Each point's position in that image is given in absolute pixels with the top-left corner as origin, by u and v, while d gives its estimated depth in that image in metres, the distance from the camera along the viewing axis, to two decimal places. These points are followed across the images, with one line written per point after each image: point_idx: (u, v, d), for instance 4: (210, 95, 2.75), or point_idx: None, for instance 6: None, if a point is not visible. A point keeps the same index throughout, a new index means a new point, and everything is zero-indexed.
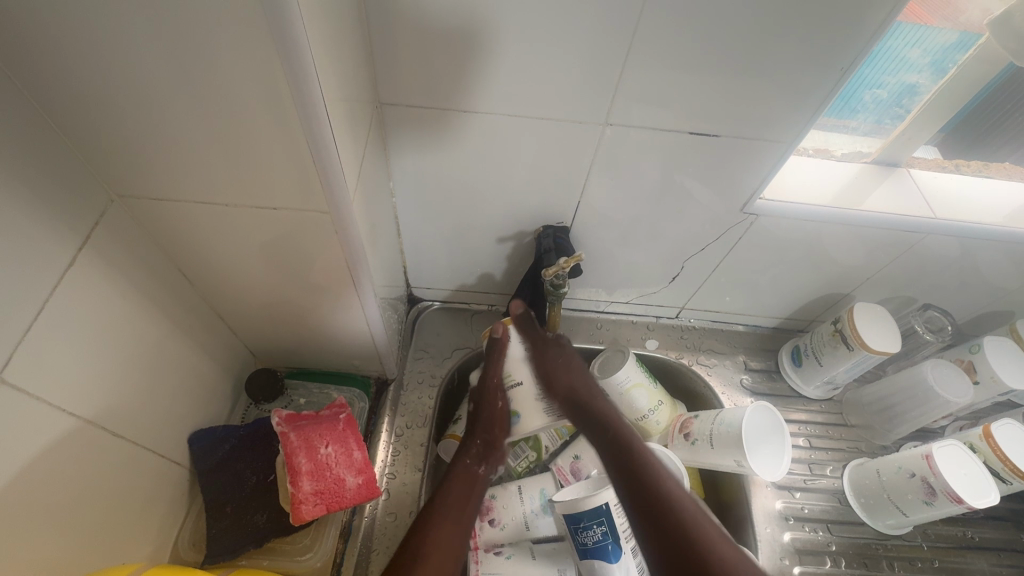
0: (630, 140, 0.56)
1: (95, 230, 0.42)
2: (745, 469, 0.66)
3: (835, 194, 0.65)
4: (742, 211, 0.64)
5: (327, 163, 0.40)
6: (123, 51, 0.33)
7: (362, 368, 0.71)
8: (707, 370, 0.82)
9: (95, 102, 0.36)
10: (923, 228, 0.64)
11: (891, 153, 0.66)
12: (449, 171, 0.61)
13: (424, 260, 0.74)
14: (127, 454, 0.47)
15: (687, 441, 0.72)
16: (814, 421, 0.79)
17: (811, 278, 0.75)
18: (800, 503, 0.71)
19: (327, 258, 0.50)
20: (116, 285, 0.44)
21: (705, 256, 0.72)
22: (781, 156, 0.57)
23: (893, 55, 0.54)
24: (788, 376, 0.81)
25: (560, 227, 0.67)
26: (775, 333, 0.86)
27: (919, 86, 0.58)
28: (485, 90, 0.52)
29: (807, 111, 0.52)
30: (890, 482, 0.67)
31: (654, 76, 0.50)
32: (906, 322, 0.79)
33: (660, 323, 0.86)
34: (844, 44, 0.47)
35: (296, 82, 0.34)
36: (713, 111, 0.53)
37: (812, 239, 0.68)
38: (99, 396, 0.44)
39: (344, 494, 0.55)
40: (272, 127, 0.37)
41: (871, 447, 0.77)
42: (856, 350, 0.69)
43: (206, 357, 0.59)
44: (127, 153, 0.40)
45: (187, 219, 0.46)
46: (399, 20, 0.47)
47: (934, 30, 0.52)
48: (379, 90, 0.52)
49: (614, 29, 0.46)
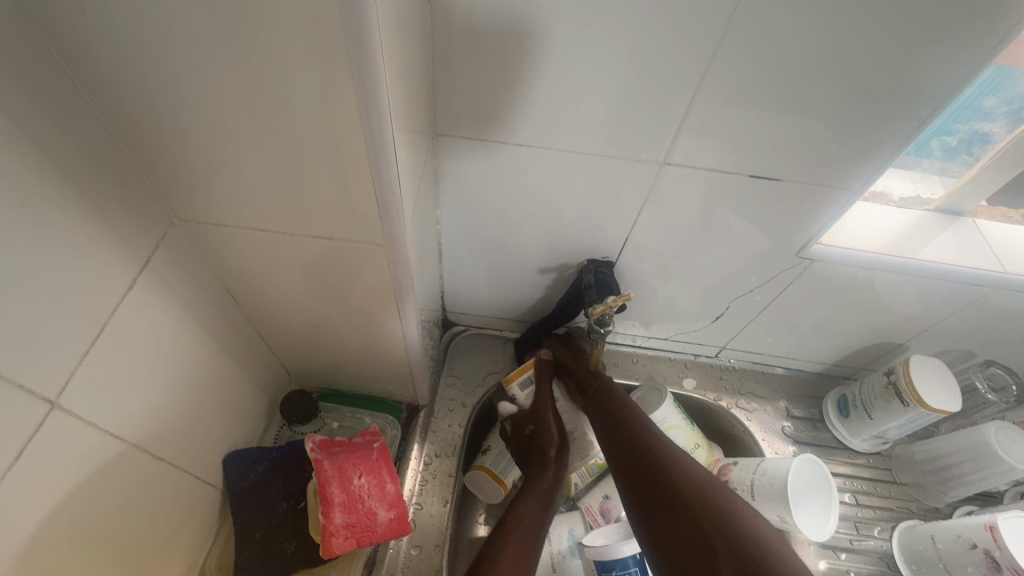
0: (685, 179, 0.55)
1: (156, 253, 0.42)
2: (788, 526, 0.63)
3: (894, 241, 0.62)
4: (797, 255, 0.62)
5: (388, 198, 0.40)
6: (203, 83, 0.34)
7: (395, 393, 0.70)
8: (747, 415, 0.79)
9: (168, 130, 0.37)
10: (990, 283, 0.61)
11: (956, 202, 0.63)
12: (498, 201, 0.60)
13: (463, 286, 0.74)
14: (166, 476, 0.47)
15: (726, 489, 0.69)
16: (860, 476, 0.75)
17: (863, 326, 0.71)
18: (845, 565, 0.67)
19: (375, 286, 0.49)
20: (170, 307, 0.45)
21: (752, 297, 0.70)
22: (845, 202, 0.55)
23: (967, 104, 0.52)
24: (833, 427, 0.77)
25: (603, 262, 0.66)
26: (819, 378, 0.83)
27: (992, 135, 0.55)
28: (541, 124, 0.51)
29: (875, 158, 0.50)
30: (947, 551, 0.62)
31: (718, 117, 0.49)
32: (964, 377, 0.75)
33: (699, 361, 0.83)
34: (921, 94, 0.45)
35: (368, 121, 0.34)
36: (774, 154, 0.51)
37: (867, 287, 0.65)
38: (144, 418, 0.44)
39: (375, 529, 0.53)
40: (337, 162, 0.38)
41: (922, 508, 0.73)
42: (911, 407, 0.65)
43: (247, 376, 0.59)
44: (193, 181, 0.41)
45: (242, 244, 0.46)
46: (464, 54, 0.47)
47: (1014, 79, 0.49)
48: (435, 120, 0.52)
49: (682, 70, 0.46)
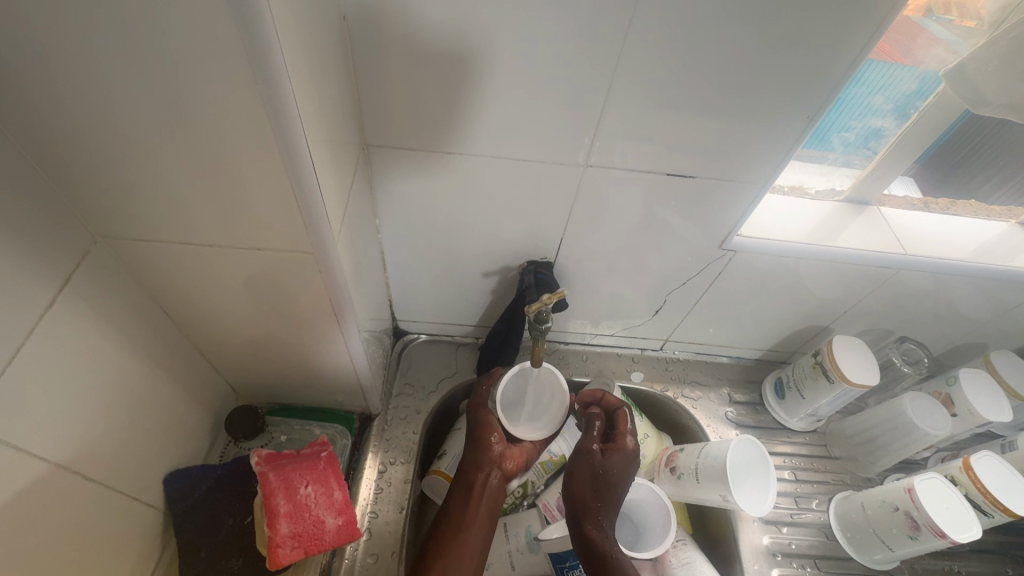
0: (610, 179, 0.58)
1: (78, 270, 0.42)
2: (730, 504, 0.66)
3: (809, 231, 0.67)
4: (720, 247, 0.66)
5: (311, 207, 0.41)
6: (113, 98, 0.34)
7: (346, 403, 0.70)
8: (693, 403, 0.83)
9: (79, 146, 0.37)
10: (896, 265, 0.66)
11: (861, 192, 0.69)
12: (434, 207, 0.62)
13: (410, 294, 0.75)
14: (98, 497, 0.46)
15: (674, 475, 0.71)
16: (799, 454, 0.80)
17: (791, 311, 0.76)
18: (787, 538, 0.71)
19: (312, 295, 0.50)
20: (97, 326, 0.44)
21: (688, 290, 0.73)
22: (757, 194, 0.59)
23: (858, 102, 0.57)
24: (772, 409, 0.82)
25: (542, 262, 0.68)
26: (758, 364, 0.87)
27: (885, 130, 0.61)
28: (469, 133, 0.54)
29: (779, 153, 0.55)
30: (875, 516, 0.67)
31: (632, 121, 0.52)
32: (883, 355, 0.81)
33: (646, 355, 0.86)
34: (808, 91, 0.49)
35: (282, 131, 0.36)
36: (687, 154, 0.55)
37: (790, 274, 0.69)
38: (73, 439, 0.43)
39: (323, 537, 0.54)
40: (259, 171, 0.38)
41: (856, 479, 0.78)
42: (836, 383, 0.70)
43: (186, 394, 0.58)
44: (113, 197, 0.41)
45: (171, 260, 0.46)
46: (387, 68, 0.49)
47: (895, 79, 0.55)
48: (366, 131, 0.54)
49: (592, 77, 0.49)
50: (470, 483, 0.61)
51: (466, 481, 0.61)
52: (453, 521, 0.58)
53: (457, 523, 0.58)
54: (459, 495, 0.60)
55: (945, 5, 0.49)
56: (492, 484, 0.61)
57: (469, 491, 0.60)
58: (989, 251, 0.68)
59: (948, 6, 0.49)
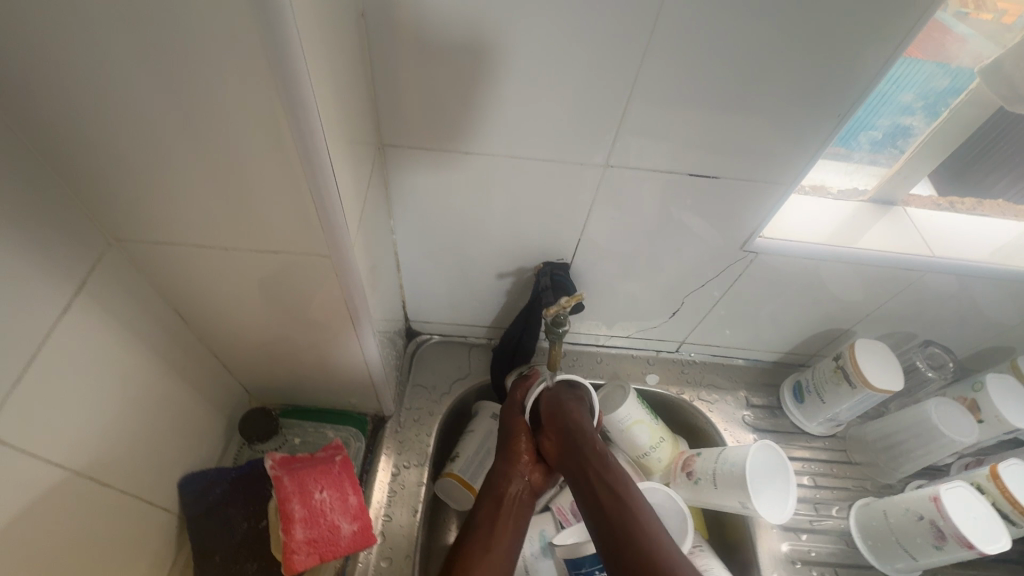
0: (630, 179, 0.57)
1: (93, 274, 0.42)
2: (749, 511, 0.65)
3: (832, 232, 0.65)
4: (741, 249, 0.64)
5: (329, 209, 0.40)
6: (128, 99, 0.33)
7: (359, 405, 0.69)
8: (709, 407, 0.81)
9: (94, 148, 0.36)
10: (923, 267, 0.64)
11: (887, 192, 0.67)
12: (450, 208, 0.61)
13: (423, 295, 0.74)
14: (113, 501, 0.46)
15: (690, 480, 0.70)
16: (818, 459, 0.78)
17: (811, 314, 0.74)
18: (806, 545, 0.70)
19: (327, 298, 0.49)
20: (112, 331, 0.44)
21: (705, 291, 0.72)
22: (780, 196, 0.58)
23: (888, 100, 0.55)
24: (790, 413, 0.80)
25: (558, 263, 0.67)
26: (776, 367, 0.86)
27: (914, 128, 0.59)
28: (486, 133, 0.53)
29: (805, 153, 0.53)
30: (897, 524, 0.66)
31: (654, 120, 0.51)
32: (906, 358, 0.79)
33: (661, 357, 0.85)
34: (838, 91, 0.48)
35: (300, 132, 0.35)
36: (710, 153, 0.54)
37: (812, 276, 0.68)
38: (89, 445, 0.43)
39: (338, 543, 0.54)
40: (276, 173, 0.38)
41: (876, 485, 0.76)
42: (858, 388, 0.69)
43: (200, 396, 0.58)
44: (127, 199, 0.40)
45: (186, 262, 0.46)
46: (404, 66, 0.48)
47: (926, 75, 0.53)
48: (381, 131, 0.53)
49: (615, 75, 0.47)
50: (498, 495, 0.60)
51: (494, 494, 0.60)
52: (479, 536, 0.57)
53: (484, 538, 0.56)
54: (486, 506, 0.59)
55: (964, 0, 0.47)
56: (520, 497, 0.61)
57: (497, 502, 0.59)
58: (1019, 253, 0.66)
59: (964, 2, 0.47)
